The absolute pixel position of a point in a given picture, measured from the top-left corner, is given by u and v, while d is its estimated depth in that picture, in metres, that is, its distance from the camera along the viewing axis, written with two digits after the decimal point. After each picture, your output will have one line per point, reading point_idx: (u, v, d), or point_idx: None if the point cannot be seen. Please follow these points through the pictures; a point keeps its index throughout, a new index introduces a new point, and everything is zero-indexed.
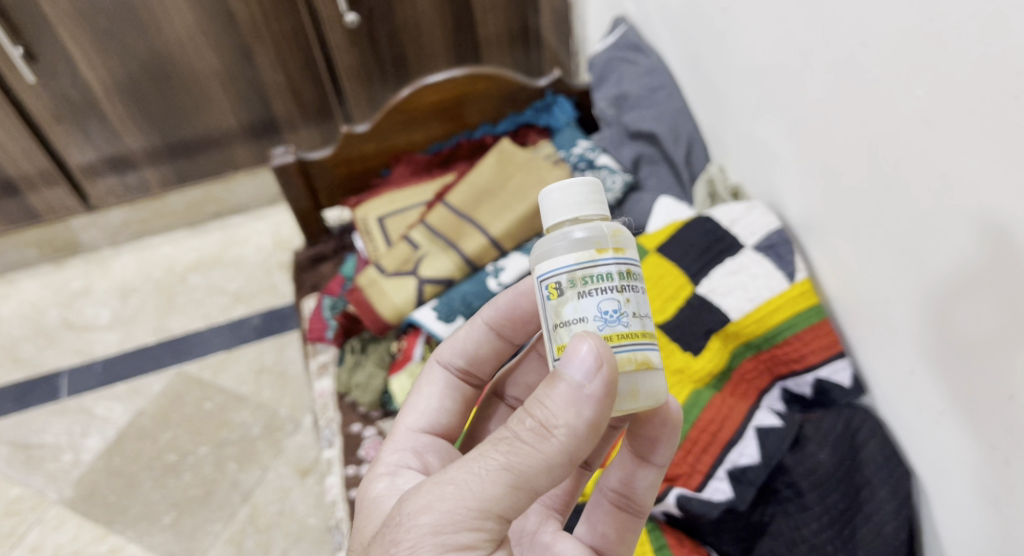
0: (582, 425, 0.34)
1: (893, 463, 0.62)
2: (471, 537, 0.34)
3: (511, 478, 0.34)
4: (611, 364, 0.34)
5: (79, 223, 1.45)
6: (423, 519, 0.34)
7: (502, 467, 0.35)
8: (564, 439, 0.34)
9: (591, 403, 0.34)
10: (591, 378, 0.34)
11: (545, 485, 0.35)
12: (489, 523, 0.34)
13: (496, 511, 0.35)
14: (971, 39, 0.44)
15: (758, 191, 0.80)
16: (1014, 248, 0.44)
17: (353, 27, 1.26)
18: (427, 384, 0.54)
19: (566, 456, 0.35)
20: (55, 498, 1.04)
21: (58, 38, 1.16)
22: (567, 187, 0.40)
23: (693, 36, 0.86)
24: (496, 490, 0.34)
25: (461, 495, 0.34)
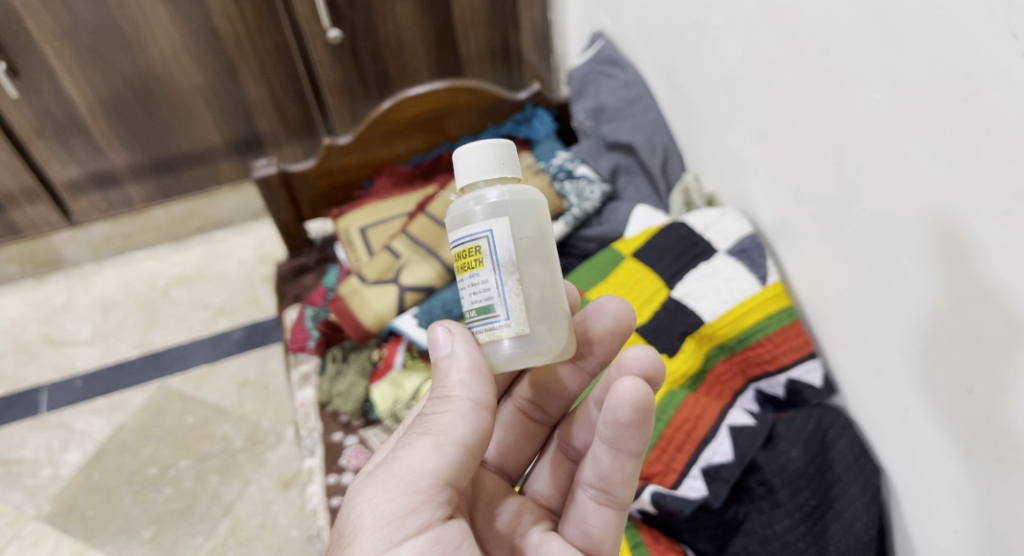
0: (470, 376, 0.41)
1: (863, 460, 0.64)
2: (410, 502, 0.38)
3: (432, 437, 0.40)
4: (463, 330, 0.43)
5: (61, 238, 1.45)
6: (364, 501, 0.39)
7: (423, 433, 0.40)
8: (464, 393, 0.41)
9: (466, 354, 0.42)
10: (451, 342, 0.42)
11: (467, 435, 0.40)
12: (425, 485, 0.39)
13: (428, 472, 0.39)
14: (923, 43, 0.47)
15: (731, 198, 0.82)
16: (970, 247, 0.47)
17: (336, 42, 1.28)
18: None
19: (471, 403, 0.41)
20: (33, 514, 1.03)
21: (41, 53, 1.17)
22: (478, 150, 0.43)
23: (667, 49, 0.89)
24: (422, 454, 0.39)
25: (392, 469, 0.39)
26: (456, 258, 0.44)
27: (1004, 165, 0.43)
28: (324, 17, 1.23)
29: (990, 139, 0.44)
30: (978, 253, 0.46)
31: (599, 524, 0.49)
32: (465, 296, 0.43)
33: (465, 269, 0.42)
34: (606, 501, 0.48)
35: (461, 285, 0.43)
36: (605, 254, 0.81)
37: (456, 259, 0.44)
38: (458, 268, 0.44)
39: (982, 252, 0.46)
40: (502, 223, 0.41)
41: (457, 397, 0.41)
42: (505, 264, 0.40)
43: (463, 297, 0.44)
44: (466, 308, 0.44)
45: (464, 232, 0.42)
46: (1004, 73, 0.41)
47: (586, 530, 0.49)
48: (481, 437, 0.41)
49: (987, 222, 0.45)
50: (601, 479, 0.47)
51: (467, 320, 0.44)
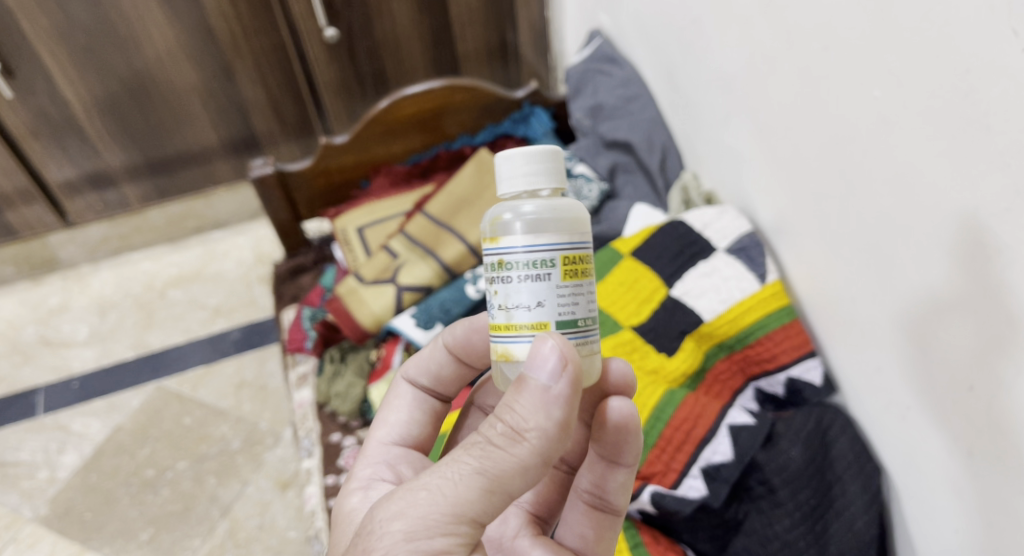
0: (550, 429, 0.37)
1: (863, 459, 0.63)
2: (444, 542, 0.35)
3: (488, 481, 0.36)
4: (572, 365, 0.37)
5: (57, 239, 1.44)
6: (397, 525, 0.36)
7: (477, 470, 0.37)
8: (536, 445, 0.37)
9: (560, 403, 0.37)
10: (556, 378, 0.37)
11: (519, 488, 0.38)
12: (464, 529, 0.36)
13: (471, 516, 0.36)
14: (924, 40, 0.46)
15: (731, 196, 0.81)
16: (971, 246, 0.46)
17: (332, 41, 1.28)
18: (394, 398, 0.54)
19: (538, 458, 0.37)
20: (30, 516, 1.02)
21: (36, 53, 1.16)
22: (523, 155, 0.42)
23: (665, 47, 0.89)
24: (472, 495, 0.36)
25: (437, 500, 0.36)
26: (560, 257, 0.40)
27: (1005, 161, 0.43)
28: (320, 15, 1.22)
29: (991, 136, 0.43)
30: (979, 251, 0.46)
31: (590, 525, 0.49)
32: (577, 301, 0.40)
33: (588, 275, 0.41)
34: (598, 504, 0.49)
35: (573, 289, 0.40)
36: (604, 252, 0.80)
37: (565, 258, 0.40)
38: (566, 269, 0.40)
39: (987, 249, 0.45)
40: None
41: (529, 444, 0.37)
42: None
43: (564, 301, 0.40)
44: (565, 317, 0.40)
45: (586, 240, 0.41)
46: (1005, 70, 0.41)
47: (577, 531, 0.50)
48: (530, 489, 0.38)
49: (988, 219, 0.45)
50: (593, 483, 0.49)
51: (573, 330, 0.40)
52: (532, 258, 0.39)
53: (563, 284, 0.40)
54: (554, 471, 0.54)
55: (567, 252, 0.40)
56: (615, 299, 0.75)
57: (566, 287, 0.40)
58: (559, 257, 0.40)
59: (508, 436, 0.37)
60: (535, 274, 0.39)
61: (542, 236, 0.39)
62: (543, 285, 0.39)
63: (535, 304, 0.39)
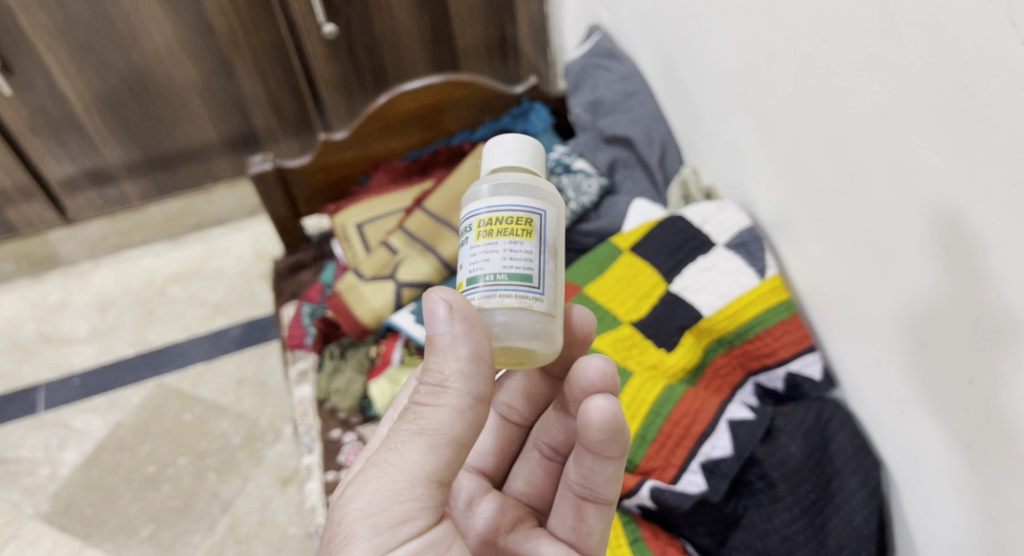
0: (471, 368, 0.37)
1: (862, 454, 0.63)
2: (403, 509, 0.36)
3: (426, 439, 0.37)
4: (463, 305, 0.37)
5: (57, 236, 1.44)
6: (354, 506, 0.37)
7: (415, 432, 0.37)
8: (464, 388, 0.37)
9: (465, 340, 0.37)
10: (453, 321, 0.37)
11: (463, 434, 0.38)
12: (419, 491, 0.37)
13: (422, 476, 0.37)
14: (923, 33, 0.46)
15: (730, 191, 0.81)
16: (970, 243, 0.46)
17: (331, 37, 1.27)
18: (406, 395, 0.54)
19: (469, 399, 0.37)
20: (31, 512, 1.02)
21: (34, 49, 1.16)
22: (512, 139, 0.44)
23: (663, 42, 0.88)
24: (415, 458, 0.36)
25: (384, 472, 0.37)
26: (477, 219, 0.40)
27: (1003, 154, 0.42)
28: (319, 11, 1.22)
29: (989, 129, 0.43)
30: (979, 246, 0.46)
31: (582, 519, 0.48)
32: (488, 258, 0.38)
33: (507, 234, 0.39)
34: (587, 497, 0.48)
35: (485, 247, 0.39)
36: (603, 248, 0.80)
37: (480, 220, 0.39)
38: (481, 230, 0.39)
39: (976, 243, 0.46)
40: (552, 209, 0.41)
41: (455, 391, 0.37)
42: (552, 246, 0.40)
43: (476, 259, 0.39)
44: (474, 272, 0.39)
45: (511, 202, 0.39)
46: (1003, 62, 0.41)
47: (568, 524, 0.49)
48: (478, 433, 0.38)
49: (986, 212, 0.45)
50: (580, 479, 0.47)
51: (480, 286, 0.38)
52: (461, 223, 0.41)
53: (477, 243, 0.39)
54: (547, 463, 0.54)
55: (484, 215, 0.39)
56: (615, 295, 0.75)
57: (478, 245, 0.39)
58: (475, 220, 0.40)
59: (431, 392, 0.37)
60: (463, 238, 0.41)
61: (468, 204, 0.41)
62: (465, 247, 0.40)
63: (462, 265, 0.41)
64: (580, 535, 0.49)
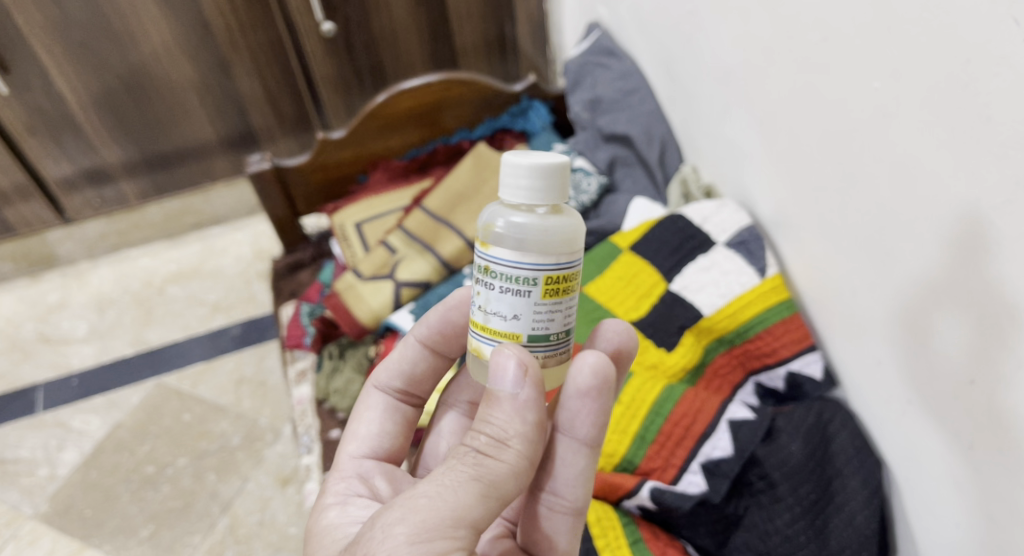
0: (531, 433, 0.40)
1: (864, 453, 0.63)
2: (446, 544, 0.36)
3: (484, 486, 0.38)
4: (536, 371, 0.40)
5: (55, 236, 1.43)
6: (399, 530, 0.36)
7: (474, 476, 0.38)
8: (520, 448, 0.40)
9: (535, 405, 0.40)
10: (522, 384, 0.40)
11: (512, 492, 0.40)
12: (464, 532, 0.37)
13: (469, 519, 0.37)
14: (924, 30, 0.46)
15: (729, 189, 0.81)
16: (978, 242, 0.46)
17: (329, 35, 1.27)
18: (365, 409, 0.55)
19: (524, 461, 0.40)
20: (30, 513, 1.02)
21: (31, 48, 1.15)
22: (534, 174, 0.42)
23: (663, 39, 0.88)
24: (468, 499, 0.37)
25: (437, 504, 0.37)
26: (544, 276, 0.41)
27: (1005, 152, 0.42)
28: (317, 10, 1.22)
29: (991, 127, 0.43)
30: (986, 244, 0.45)
31: (546, 531, 0.48)
32: (553, 318, 0.43)
33: (570, 292, 0.43)
34: (556, 507, 0.48)
35: (551, 306, 0.42)
36: (603, 246, 0.79)
37: (548, 278, 0.41)
38: (547, 288, 0.42)
39: (982, 242, 0.45)
40: None
41: (514, 449, 0.40)
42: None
43: (540, 317, 0.42)
44: (538, 330, 0.42)
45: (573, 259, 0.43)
46: (1004, 60, 0.41)
47: (538, 538, 0.48)
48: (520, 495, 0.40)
49: (990, 211, 0.44)
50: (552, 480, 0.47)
51: (543, 343, 0.43)
52: (517, 273, 0.41)
53: (541, 301, 0.42)
54: None
55: (552, 274, 0.41)
56: (615, 294, 0.75)
57: (544, 304, 0.42)
58: (542, 277, 0.41)
59: (495, 443, 0.39)
60: (516, 288, 0.41)
61: (528, 255, 0.41)
62: (522, 300, 0.42)
63: (511, 315, 0.42)
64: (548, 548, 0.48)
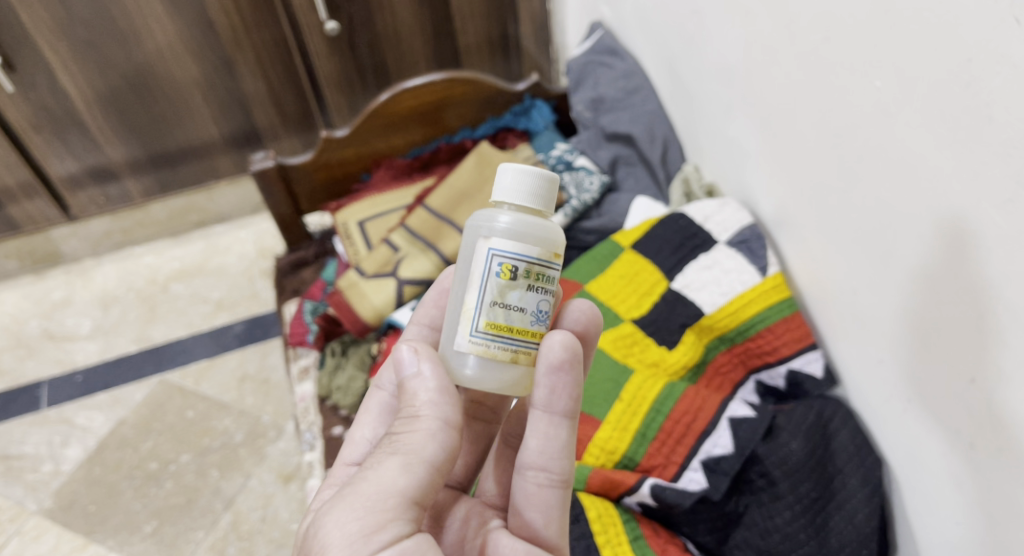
0: (437, 396, 0.40)
1: (864, 452, 0.63)
2: (376, 518, 0.36)
3: (402, 457, 0.38)
4: (427, 349, 0.42)
5: (60, 233, 1.44)
6: (330, 519, 0.36)
7: (392, 452, 0.38)
8: (432, 413, 0.39)
9: (431, 376, 0.40)
10: (418, 362, 0.41)
11: (436, 454, 0.38)
12: (392, 503, 0.37)
13: (396, 490, 0.37)
14: (926, 29, 0.46)
15: (731, 188, 0.81)
16: (969, 243, 0.46)
17: (333, 34, 1.27)
18: (364, 413, 0.53)
19: (440, 422, 0.39)
20: (35, 509, 1.03)
21: (36, 46, 1.16)
22: (518, 176, 0.44)
23: (666, 39, 0.88)
24: (390, 473, 0.37)
25: (361, 487, 0.37)
26: None
27: (1007, 152, 0.42)
28: (321, 9, 1.22)
29: (992, 126, 0.43)
30: (977, 246, 0.46)
31: (538, 511, 0.45)
32: None
33: None
34: (543, 482, 0.44)
35: None
36: (604, 245, 0.80)
37: None
38: None
39: (984, 241, 0.45)
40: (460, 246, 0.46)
41: (426, 417, 0.39)
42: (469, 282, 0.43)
43: None
44: None
45: None
46: (1006, 59, 0.41)
47: (527, 520, 0.45)
48: (452, 453, 0.39)
49: (991, 210, 0.44)
50: (537, 455, 0.44)
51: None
52: None
53: None
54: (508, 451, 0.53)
55: None
56: (617, 292, 0.75)
57: None
58: None
59: (405, 419, 0.39)
60: None
61: None
62: None
63: None
64: (541, 530, 0.45)
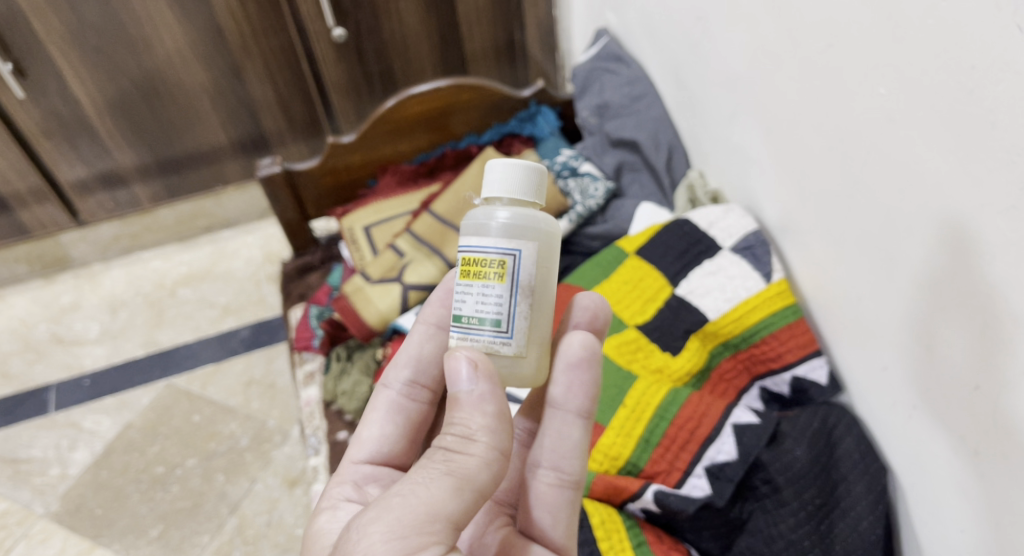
0: (496, 425, 0.40)
1: (869, 459, 0.62)
2: (421, 540, 0.35)
3: (455, 479, 0.38)
4: (487, 366, 0.41)
5: (69, 238, 1.46)
6: (373, 531, 0.36)
7: (444, 471, 0.38)
8: (487, 439, 0.40)
9: (491, 399, 0.40)
10: (475, 380, 0.41)
11: (486, 483, 0.39)
12: (439, 527, 0.36)
13: (444, 514, 0.37)
14: (929, 38, 0.46)
15: (736, 194, 0.81)
16: (956, 247, 0.48)
17: (340, 41, 1.28)
18: (372, 411, 0.55)
19: (495, 452, 0.40)
20: (42, 512, 1.03)
21: (48, 54, 1.17)
22: (506, 171, 0.46)
23: (671, 45, 0.88)
24: (442, 494, 0.37)
25: (409, 502, 0.36)
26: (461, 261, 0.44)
27: (1010, 159, 0.42)
28: (328, 16, 1.23)
29: (995, 133, 0.43)
30: (968, 252, 0.47)
31: (549, 512, 0.47)
32: (462, 300, 0.44)
33: (479, 279, 0.43)
34: (557, 480, 0.48)
35: (462, 288, 0.44)
36: (609, 250, 0.80)
37: (464, 262, 0.44)
38: (465, 270, 0.44)
39: (989, 248, 0.45)
40: (530, 247, 0.43)
41: (481, 442, 0.40)
42: (523, 287, 0.42)
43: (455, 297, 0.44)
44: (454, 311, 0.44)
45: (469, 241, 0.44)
46: (1009, 65, 0.41)
47: (537, 518, 0.47)
48: (497, 488, 0.40)
49: (996, 217, 0.44)
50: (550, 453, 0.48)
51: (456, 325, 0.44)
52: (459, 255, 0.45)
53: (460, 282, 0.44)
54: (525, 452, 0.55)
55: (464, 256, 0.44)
56: (622, 298, 0.75)
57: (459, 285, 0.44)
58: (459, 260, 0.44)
59: (460, 438, 0.39)
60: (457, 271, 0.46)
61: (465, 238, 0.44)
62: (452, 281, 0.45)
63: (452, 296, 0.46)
64: (547, 529, 0.47)
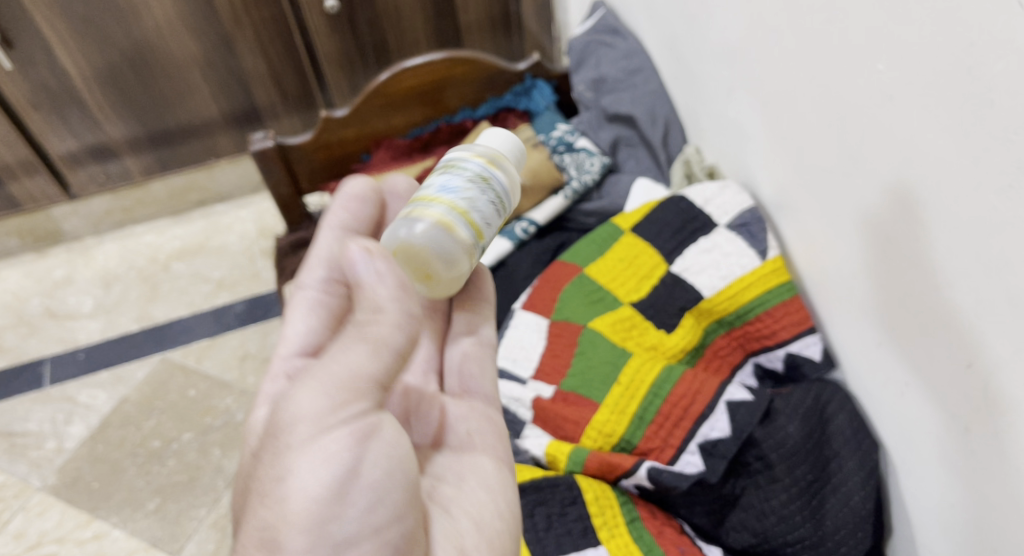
0: (399, 284, 0.34)
1: (861, 436, 0.63)
2: (345, 395, 0.33)
3: (368, 344, 0.33)
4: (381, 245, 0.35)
5: (60, 212, 1.44)
6: (296, 401, 0.33)
7: (357, 338, 0.33)
8: (395, 303, 0.34)
9: (388, 271, 0.34)
10: (370, 259, 0.34)
11: (402, 342, 0.34)
12: (362, 385, 0.33)
13: (367, 375, 0.33)
14: (930, 12, 0.45)
15: (732, 170, 0.80)
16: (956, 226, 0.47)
17: (333, 12, 1.25)
18: (290, 307, 0.46)
19: (405, 312, 0.34)
20: (38, 485, 1.04)
21: (34, 23, 1.14)
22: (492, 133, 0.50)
23: (668, 18, 0.87)
24: (358, 356, 0.33)
25: (328, 368, 0.33)
26: (486, 168, 0.45)
27: (1008, 137, 0.41)
28: None
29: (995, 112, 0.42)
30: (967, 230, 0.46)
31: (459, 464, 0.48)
32: (477, 199, 0.42)
33: (498, 199, 0.45)
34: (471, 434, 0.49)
35: (482, 190, 0.43)
36: (604, 227, 0.79)
37: (489, 171, 0.45)
38: (485, 176, 0.44)
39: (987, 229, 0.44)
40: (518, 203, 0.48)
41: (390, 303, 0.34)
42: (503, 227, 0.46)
43: (470, 189, 0.43)
44: (462, 198, 0.42)
45: (488, 159, 0.46)
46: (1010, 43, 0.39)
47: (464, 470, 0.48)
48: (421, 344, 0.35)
49: (993, 196, 0.43)
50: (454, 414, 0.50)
51: (463, 207, 0.41)
52: (463, 160, 0.45)
53: (477, 182, 0.43)
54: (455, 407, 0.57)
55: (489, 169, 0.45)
56: (616, 276, 0.75)
57: (478, 185, 0.43)
58: (485, 167, 0.45)
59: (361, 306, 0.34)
60: (460, 170, 0.44)
61: (476, 153, 0.46)
62: (461, 175, 0.43)
63: (447, 182, 0.43)
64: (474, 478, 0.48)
